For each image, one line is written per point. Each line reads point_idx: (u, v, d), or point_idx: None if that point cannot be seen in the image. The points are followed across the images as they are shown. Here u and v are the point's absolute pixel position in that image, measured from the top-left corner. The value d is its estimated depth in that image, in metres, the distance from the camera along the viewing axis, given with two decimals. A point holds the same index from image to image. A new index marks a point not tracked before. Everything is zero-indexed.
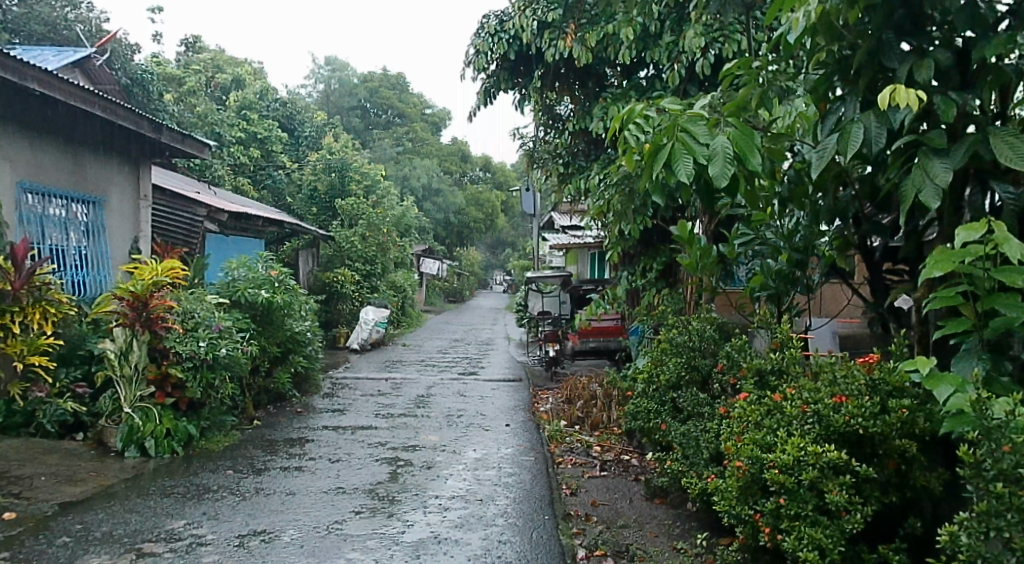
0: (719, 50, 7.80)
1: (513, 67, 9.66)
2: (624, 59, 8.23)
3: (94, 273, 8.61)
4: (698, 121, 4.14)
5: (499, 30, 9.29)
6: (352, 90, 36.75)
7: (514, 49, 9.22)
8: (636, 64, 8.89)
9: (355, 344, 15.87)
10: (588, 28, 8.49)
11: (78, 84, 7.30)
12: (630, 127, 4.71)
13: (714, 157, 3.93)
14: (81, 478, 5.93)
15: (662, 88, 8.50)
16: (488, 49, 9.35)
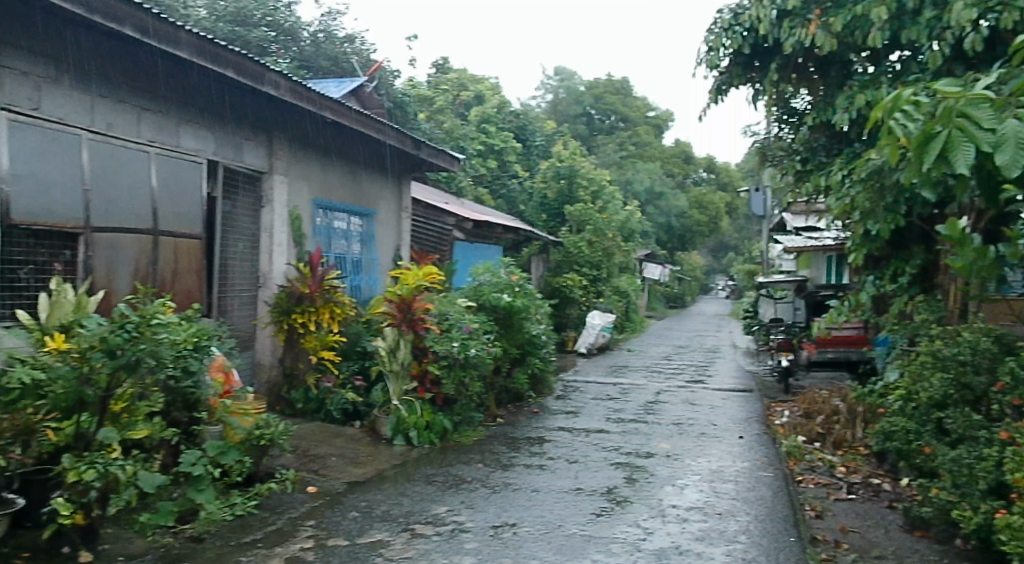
0: (993, 21, 7.07)
1: (747, 61, 9.14)
2: (874, 41, 7.73)
3: (366, 277, 9.69)
4: (981, 104, 3.79)
5: (733, 23, 8.83)
6: (579, 98, 37.60)
7: (749, 43, 8.79)
8: (887, 46, 8.23)
9: (582, 347, 16.31)
10: (833, 13, 8.05)
11: (363, 111, 8.27)
12: (896, 115, 4.38)
13: (1002, 143, 3.56)
14: (362, 461, 6.69)
15: (921, 70, 7.85)
16: (721, 45, 8.95)
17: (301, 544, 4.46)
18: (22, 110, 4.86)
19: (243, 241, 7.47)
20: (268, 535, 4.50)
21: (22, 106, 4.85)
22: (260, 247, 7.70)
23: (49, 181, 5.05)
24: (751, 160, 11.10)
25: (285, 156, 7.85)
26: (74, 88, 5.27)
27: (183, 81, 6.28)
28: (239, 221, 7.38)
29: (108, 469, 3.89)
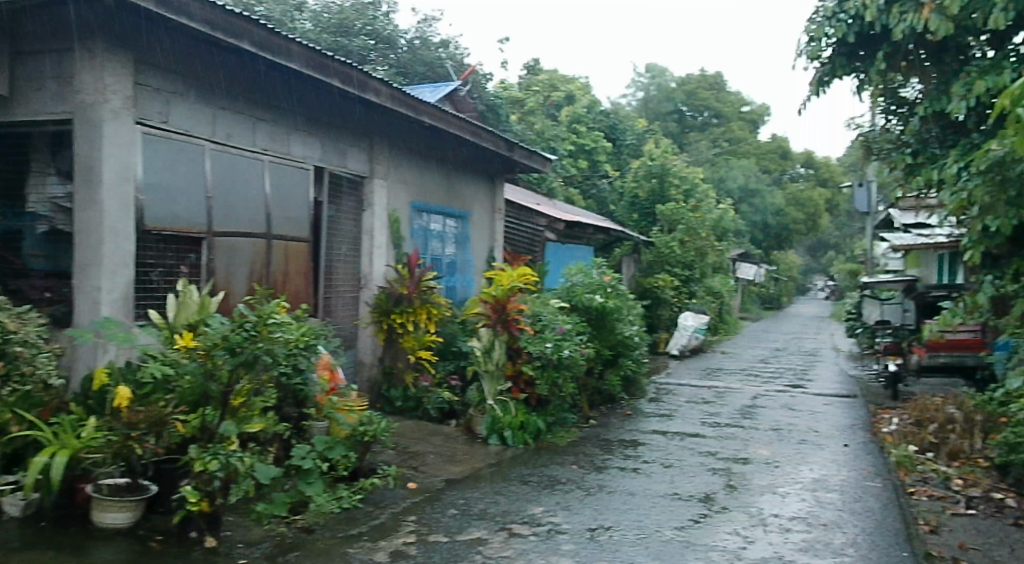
0: None
1: (851, 51, 8.82)
2: (995, 23, 7.31)
3: (461, 278, 9.86)
4: None
5: (837, 10, 8.49)
6: (670, 95, 37.04)
7: (855, 31, 8.44)
8: (1010, 29, 7.79)
9: (674, 349, 16.02)
10: None
11: (460, 115, 8.44)
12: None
13: None
14: (459, 459, 6.80)
15: None
16: (824, 34, 8.64)
17: (404, 539, 4.58)
18: (152, 124, 5.21)
19: (346, 243, 7.72)
20: (373, 529, 4.65)
21: (153, 120, 5.21)
22: (362, 249, 7.95)
23: (176, 189, 5.39)
24: (854, 154, 10.66)
25: (385, 160, 8.09)
26: (197, 102, 5.59)
27: (293, 92, 6.58)
28: (343, 224, 7.64)
29: (229, 460, 4.14)
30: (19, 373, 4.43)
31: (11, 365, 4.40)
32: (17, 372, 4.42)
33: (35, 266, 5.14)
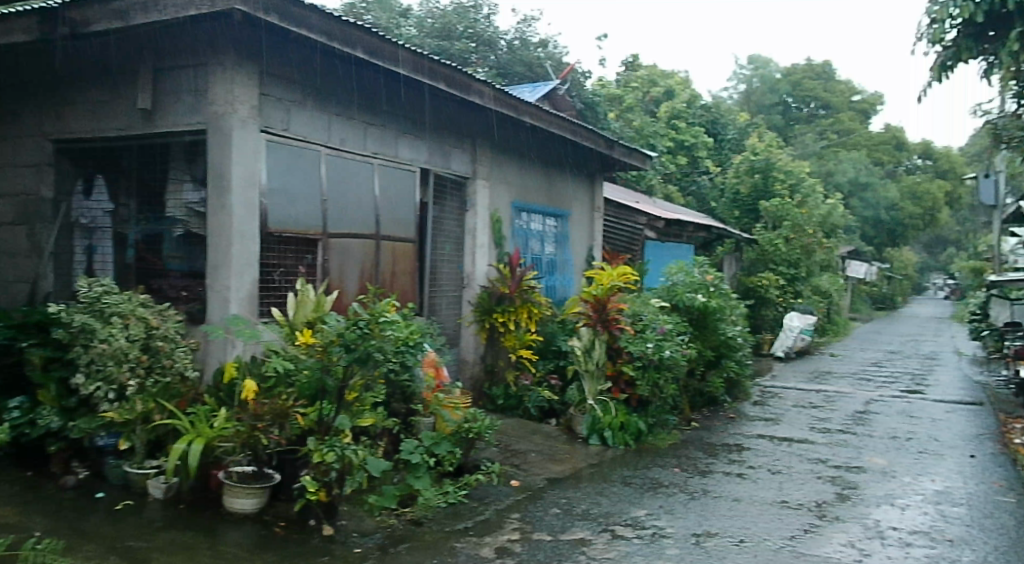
0: None
1: (979, 32, 8.27)
2: None
3: (560, 277, 9.88)
4: None
5: None
6: (775, 86, 35.77)
7: (983, 10, 7.83)
8: None
9: (779, 351, 15.53)
10: None
11: (560, 114, 8.45)
12: None
13: None
14: (560, 458, 6.80)
15: None
16: (945, 16, 8.09)
17: (509, 536, 4.65)
18: (275, 131, 5.50)
19: (450, 243, 7.88)
20: (478, 525, 4.73)
21: (276, 128, 5.50)
22: (464, 249, 8.09)
23: (294, 193, 5.67)
24: (979, 143, 10.00)
25: (487, 161, 8.19)
26: (315, 109, 5.83)
27: (400, 96, 6.76)
28: (446, 224, 7.79)
29: (345, 452, 4.32)
30: (160, 366, 4.78)
31: (154, 359, 4.75)
32: (159, 364, 4.77)
33: (173, 266, 5.52)
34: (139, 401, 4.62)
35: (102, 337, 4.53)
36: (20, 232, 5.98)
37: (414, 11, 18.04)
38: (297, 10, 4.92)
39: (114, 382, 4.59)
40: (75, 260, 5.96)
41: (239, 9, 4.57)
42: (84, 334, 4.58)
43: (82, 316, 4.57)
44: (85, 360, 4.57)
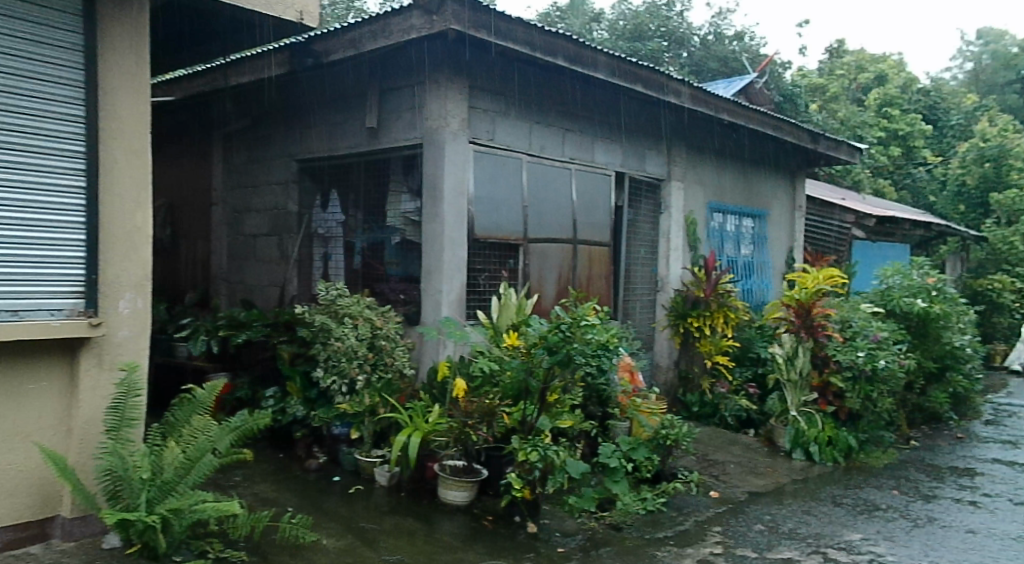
0: None
1: None
2: None
3: (758, 281, 9.49)
4: None
5: None
6: (1009, 63, 31.94)
7: None
8: None
9: (1015, 364, 13.93)
10: None
11: (760, 108, 8.13)
12: None
13: None
14: (762, 472, 6.54)
15: None
16: None
17: (711, 549, 4.55)
18: (481, 141, 5.77)
19: (645, 246, 7.85)
20: (680, 536, 4.68)
21: (482, 138, 5.77)
22: (658, 253, 8.02)
23: (498, 200, 5.91)
24: None
25: (682, 161, 8.06)
26: (517, 118, 6.05)
27: (597, 101, 6.83)
28: (641, 227, 7.77)
29: (546, 453, 4.47)
30: (383, 363, 5.18)
31: (379, 357, 5.17)
32: (382, 362, 5.17)
33: (392, 272, 6.02)
34: (367, 396, 5.10)
35: (336, 336, 5.04)
36: (273, 242, 6.71)
37: (607, 14, 18.11)
38: (504, 23, 5.15)
39: (346, 377, 5.09)
40: (313, 265, 6.55)
41: (453, 26, 4.88)
42: (324, 332, 5.13)
43: (322, 316, 5.12)
44: (324, 355, 5.13)
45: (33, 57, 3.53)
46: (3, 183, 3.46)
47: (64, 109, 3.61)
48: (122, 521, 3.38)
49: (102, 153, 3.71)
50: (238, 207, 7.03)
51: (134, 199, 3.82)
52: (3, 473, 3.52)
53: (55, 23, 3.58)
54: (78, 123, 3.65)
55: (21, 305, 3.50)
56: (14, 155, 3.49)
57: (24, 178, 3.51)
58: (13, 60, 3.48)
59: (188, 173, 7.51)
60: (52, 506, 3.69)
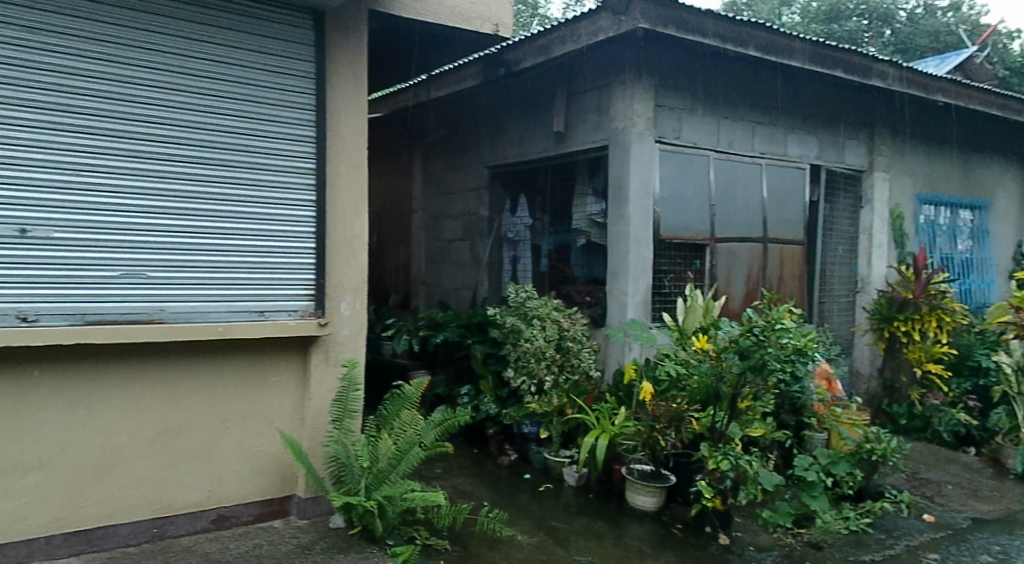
0: None
1: None
2: None
3: (978, 281, 8.64)
4: None
5: None
6: None
7: None
8: None
9: None
10: None
11: (981, 87, 7.37)
12: None
13: None
14: (986, 496, 5.91)
15: None
16: None
17: None
18: (668, 140, 5.69)
19: (843, 244, 7.41)
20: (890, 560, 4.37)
21: (669, 137, 5.69)
22: (859, 251, 7.52)
23: (685, 200, 5.82)
24: None
25: (887, 150, 7.50)
26: (706, 114, 5.91)
27: (790, 91, 6.53)
28: (839, 223, 7.34)
29: (739, 462, 4.37)
30: (570, 364, 5.27)
31: (566, 358, 5.26)
32: (569, 363, 5.26)
33: (578, 273, 6.09)
34: (555, 396, 5.19)
35: (525, 337, 5.20)
36: (466, 246, 7.01)
37: None
38: (694, 16, 5.06)
39: (535, 377, 5.22)
40: (503, 268, 6.78)
41: (643, 24, 4.86)
42: (513, 333, 5.32)
43: (512, 318, 5.31)
44: (514, 356, 5.31)
45: (271, 86, 3.91)
46: (251, 200, 3.88)
47: (297, 131, 3.99)
48: (346, 504, 3.73)
49: (328, 167, 4.06)
50: (435, 213, 7.41)
51: (354, 208, 4.15)
52: (251, 455, 3.97)
53: (289, 54, 3.95)
54: (309, 143, 4.02)
55: (265, 306, 3.94)
56: (257, 175, 3.89)
57: (265, 195, 3.92)
58: (256, 91, 3.87)
59: (392, 182, 8.05)
60: (290, 486, 4.10)
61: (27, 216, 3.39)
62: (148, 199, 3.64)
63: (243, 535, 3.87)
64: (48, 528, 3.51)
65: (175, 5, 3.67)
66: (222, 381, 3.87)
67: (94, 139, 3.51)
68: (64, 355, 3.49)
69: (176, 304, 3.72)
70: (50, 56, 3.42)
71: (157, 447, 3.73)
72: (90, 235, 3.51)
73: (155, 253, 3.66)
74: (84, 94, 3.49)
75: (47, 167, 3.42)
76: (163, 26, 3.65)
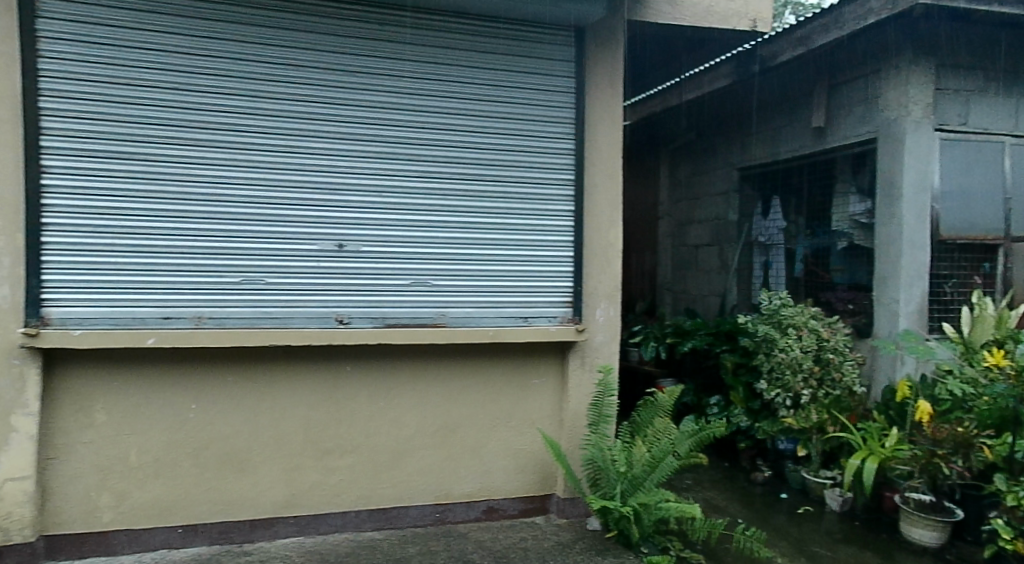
0: None
1: None
2: None
3: None
4: None
5: None
6: None
7: None
8: None
9: None
10: None
11: None
12: None
13: None
14: None
15: None
16: None
17: None
18: (952, 128, 5.07)
19: None
20: None
21: (952, 124, 5.07)
22: None
23: (972, 194, 5.16)
24: None
25: None
26: (1000, 95, 5.20)
27: None
28: None
29: None
30: (830, 378, 4.89)
31: (826, 371, 4.89)
32: (830, 377, 4.88)
33: (839, 279, 5.61)
34: (814, 412, 4.82)
35: (780, 347, 4.91)
36: (714, 251, 6.78)
37: None
38: None
39: (791, 391, 4.90)
40: (753, 273, 6.45)
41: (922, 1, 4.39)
42: (766, 342, 5.06)
43: (765, 326, 5.05)
44: (767, 366, 5.02)
45: (537, 103, 4.05)
46: (519, 214, 4.05)
47: (561, 145, 4.10)
48: (602, 507, 3.77)
49: (585, 177, 4.12)
50: (683, 218, 7.23)
51: (609, 216, 4.16)
52: (519, 452, 4.13)
53: (553, 70, 4.07)
54: (570, 155, 4.11)
55: (529, 312, 4.08)
56: (525, 190, 4.06)
57: (532, 209, 4.07)
58: (524, 109, 4.03)
59: (639, 188, 8.01)
60: (550, 485, 4.20)
61: (343, 234, 3.80)
62: (432, 214, 3.92)
63: (510, 527, 4.05)
64: (356, 503, 3.92)
65: (452, 34, 3.91)
66: (489, 381, 4.06)
67: (389, 162, 3.85)
68: (365, 353, 3.87)
69: (457, 309, 3.97)
70: (358, 92, 3.79)
71: (440, 439, 4.01)
72: (385, 249, 3.86)
73: (436, 264, 3.93)
74: (384, 122, 3.83)
75: (358, 189, 3.81)
76: (442, 55, 3.90)
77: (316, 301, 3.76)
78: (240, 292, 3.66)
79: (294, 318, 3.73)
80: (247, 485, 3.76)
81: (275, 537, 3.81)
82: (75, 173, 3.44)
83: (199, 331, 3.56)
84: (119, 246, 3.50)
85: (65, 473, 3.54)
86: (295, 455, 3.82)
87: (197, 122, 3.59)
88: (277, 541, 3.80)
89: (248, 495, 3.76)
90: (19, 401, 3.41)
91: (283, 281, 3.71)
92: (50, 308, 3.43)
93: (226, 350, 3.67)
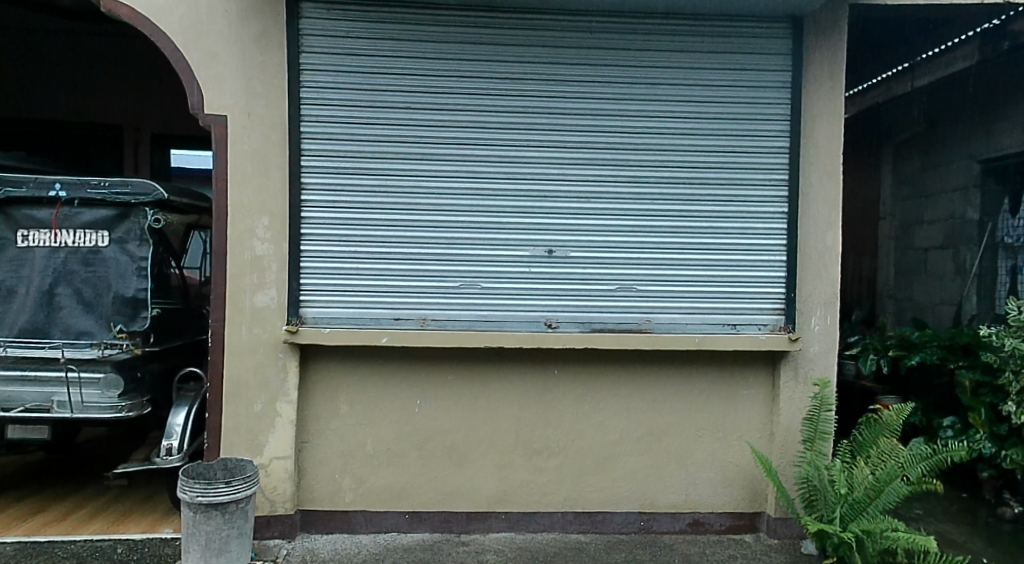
0: None
1: None
2: None
3: None
4: None
5: None
6: None
7: None
8: None
9: None
10: None
11: None
12: None
13: None
14: None
15: None
16: None
17: None
18: None
19: None
20: None
21: None
22: None
23: None
24: None
25: None
26: None
27: None
28: None
29: None
30: None
31: None
32: None
33: None
34: None
35: None
36: (947, 255, 6.22)
37: None
38: None
39: None
40: (997, 280, 5.84)
41: None
42: (1016, 359, 4.55)
43: (1013, 340, 4.53)
44: (1017, 387, 4.52)
45: (750, 103, 3.98)
46: (729, 216, 4.00)
47: (774, 144, 3.99)
48: (820, 531, 3.60)
49: (800, 178, 3.98)
50: (909, 219, 6.69)
51: (825, 217, 3.98)
52: (726, 464, 4.06)
53: (768, 68, 3.98)
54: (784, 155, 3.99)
55: (736, 319, 4.01)
56: (735, 192, 3.99)
57: (742, 211, 4.00)
58: (735, 109, 3.98)
59: (858, 187, 7.51)
60: (759, 503, 4.07)
61: (554, 239, 3.96)
62: (639, 219, 3.98)
63: (717, 544, 3.97)
64: (565, 505, 4.04)
65: (664, 38, 3.95)
66: (697, 389, 4.03)
67: (598, 168, 3.96)
68: (576, 357, 4.00)
69: (663, 315, 3.99)
70: (570, 102, 3.94)
71: (646, 446, 4.04)
72: (593, 254, 3.97)
73: (644, 268, 3.98)
74: (594, 129, 3.95)
75: (569, 196, 3.95)
76: (652, 60, 3.95)
77: (528, 304, 3.95)
78: (461, 295, 3.94)
79: (508, 321, 3.95)
80: (464, 478, 4.01)
81: (489, 531, 4.03)
82: (324, 188, 3.88)
83: (425, 331, 3.88)
84: (360, 253, 3.90)
85: (316, 455, 3.98)
86: (509, 453, 4.02)
87: (426, 136, 3.90)
88: (492, 534, 4.02)
89: (466, 488, 4.02)
90: (282, 390, 3.89)
91: (498, 284, 3.94)
92: (307, 309, 3.91)
93: (451, 350, 3.95)
